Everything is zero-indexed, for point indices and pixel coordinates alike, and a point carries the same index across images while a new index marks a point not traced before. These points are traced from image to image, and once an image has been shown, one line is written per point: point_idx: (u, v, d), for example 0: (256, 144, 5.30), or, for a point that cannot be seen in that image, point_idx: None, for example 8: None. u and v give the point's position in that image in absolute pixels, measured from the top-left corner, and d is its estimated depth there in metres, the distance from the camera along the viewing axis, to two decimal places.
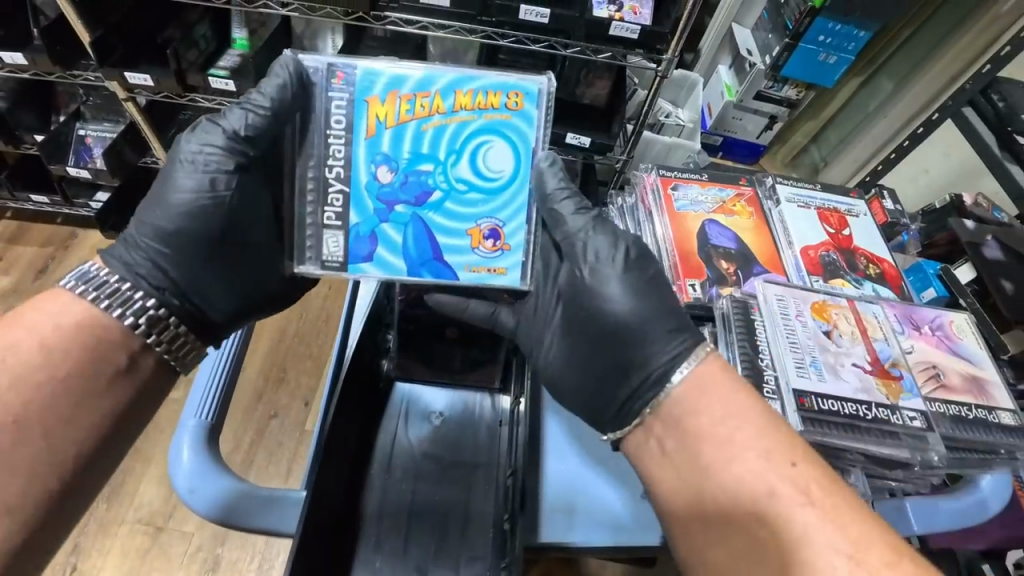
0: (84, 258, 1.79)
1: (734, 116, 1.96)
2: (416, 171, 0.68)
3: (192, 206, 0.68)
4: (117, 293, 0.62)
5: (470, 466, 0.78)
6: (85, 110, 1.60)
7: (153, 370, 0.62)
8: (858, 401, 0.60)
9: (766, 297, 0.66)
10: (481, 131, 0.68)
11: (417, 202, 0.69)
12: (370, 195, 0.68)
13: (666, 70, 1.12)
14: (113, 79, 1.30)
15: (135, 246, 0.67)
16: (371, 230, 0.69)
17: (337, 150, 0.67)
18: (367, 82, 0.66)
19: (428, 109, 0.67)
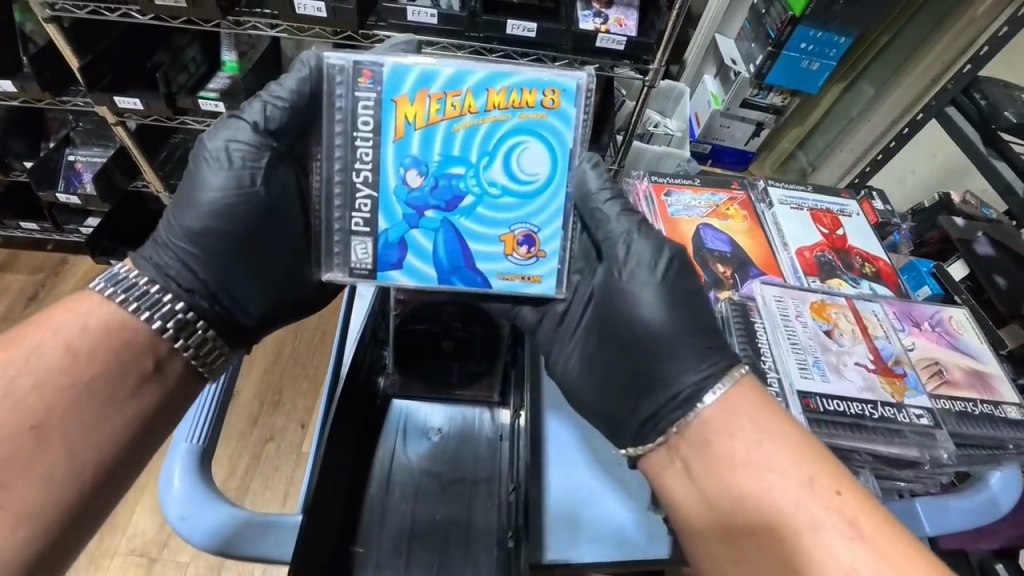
0: (75, 284, 1.78)
1: (721, 124, 1.98)
2: (446, 175, 0.66)
3: (217, 205, 0.69)
4: (146, 297, 0.63)
5: (471, 481, 0.76)
6: (75, 136, 1.60)
7: (181, 375, 0.63)
8: (863, 400, 0.59)
9: (764, 299, 0.67)
10: (515, 131, 0.65)
11: (448, 208, 0.67)
12: (399, 201, 0.66)
13: (654, 79, 1.14)
14: (102, 105, 1.29)
15: (165, 246, 0.68)
16: (399, 237, 0.68)
17: (364, 153, 0.65)
18: (396, 79, 0.63)
19: (458, 109, 0.64)
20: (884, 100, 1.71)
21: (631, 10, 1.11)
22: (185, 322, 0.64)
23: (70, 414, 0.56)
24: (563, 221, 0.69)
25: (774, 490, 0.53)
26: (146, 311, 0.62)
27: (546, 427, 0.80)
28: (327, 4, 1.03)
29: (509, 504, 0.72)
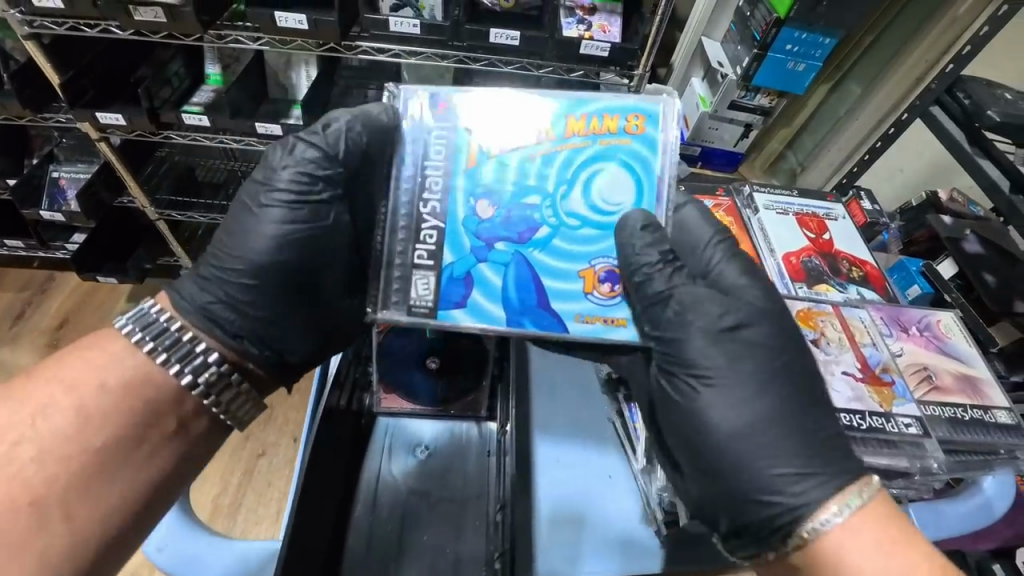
0: (62, 301, 1.75)
1: (710, 126, 1.99)
2: (520, 205, 0.66)
3: (256, 236, 0.69)
4: (178, 346, 0.64)
5: (460, 500, 0.76)
6: (58, 152, 1.58)
7: (205, 429, 0.65)
8: (852, 411, 0.60)
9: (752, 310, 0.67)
10: (595, 159, 0.67)
11: (520, 240, 0.66)
12: (467, 231, 0.66)
13: (639, 85, 1.14)
14: (84, 121, 1.28)
15: (204, 279, 0.68)
16: (466, 271, 0.66)
17: (433, 185, 0.66)
18: (470, 113, 0.67)
19: (536, 139, 0.67)
20: (871, 99, 1.71)
21: (614, 16, 1.11)
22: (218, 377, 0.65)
23: (70, 457, 0.56)
24: None
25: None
26: (169, 359, 0.62)
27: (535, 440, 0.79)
28: (309, 16, 1.02)
29: (496, 527, 0.72)
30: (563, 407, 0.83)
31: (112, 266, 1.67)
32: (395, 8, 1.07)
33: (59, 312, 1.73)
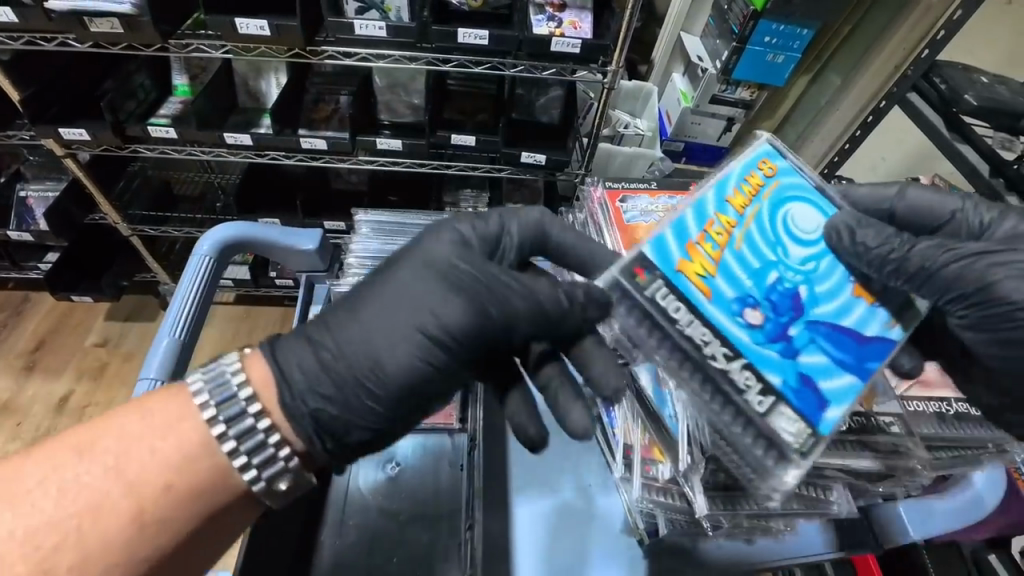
0: (37, 323, 1.71)
1: (692, 121, 1.98)
2: (770, 286, 0.55)
3: (403, 359, 0.53)
4: (249, 426, 0.50)
5: (431, 519, 0.74)
6: (26, 171, 1.54)
7: (230, 502, 0.51)
8: None
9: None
10: (775, 208, 0.58)
11: (800, 312, 0.54)
12: (764, 346, 0.53)
13: (613, 81, 1.12)
14: (48, 137, 1.24)
15: (312, 358, 0.53)
16: (798, 374, 0.53)
17: (701, 331, 0.54)
18: (662, 251, 0.56)
19: (724, 232, 0.57)
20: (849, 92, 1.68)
21: (585, 13, 1.10)
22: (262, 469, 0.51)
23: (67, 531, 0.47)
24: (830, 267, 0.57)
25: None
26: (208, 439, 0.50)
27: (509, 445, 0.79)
28: (271, 21, 0.99)
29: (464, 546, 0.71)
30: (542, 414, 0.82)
31: (87, 284, 1.62)
32: (361, 10, 1.05)
33: (35, 335, 1.68)
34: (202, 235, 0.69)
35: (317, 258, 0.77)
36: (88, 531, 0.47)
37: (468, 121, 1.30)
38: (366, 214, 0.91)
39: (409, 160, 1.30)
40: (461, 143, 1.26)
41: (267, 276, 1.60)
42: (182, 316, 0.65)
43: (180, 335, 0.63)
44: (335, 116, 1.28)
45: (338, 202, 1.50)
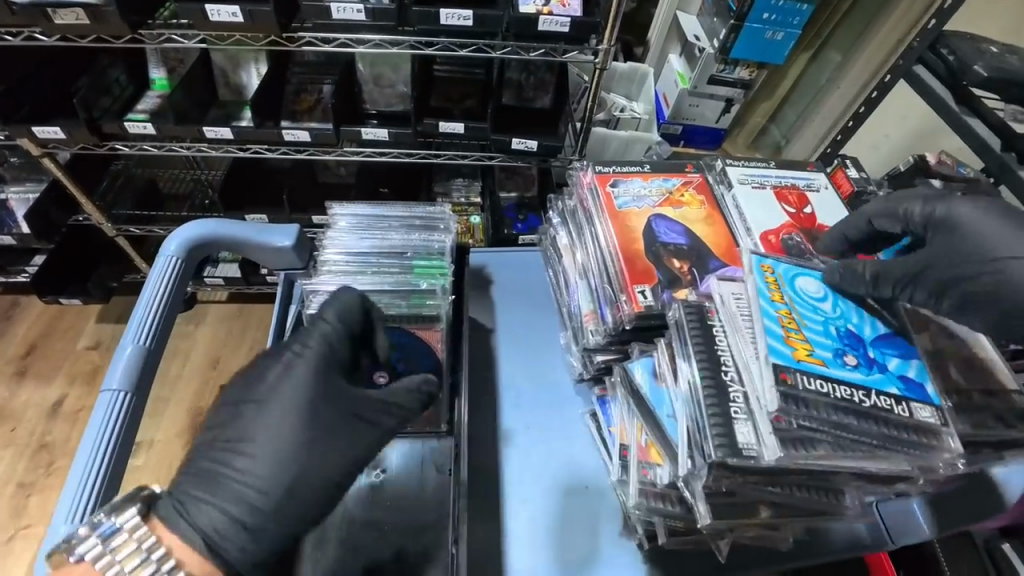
0: (27, 327, 1.68)
1: (689, 103, 1.92)
2: (832, 336, 0.58)
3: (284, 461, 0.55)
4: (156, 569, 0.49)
5: (418, 529, 0.70)
6: (6, 172, 1.50)
7: None
8: (852, 386, 0.53)
9: (722, 298, 0.59)
10: (793, 284, 0.61)
11: (854, 343, 0.58)
12: (870, 374, 0.55)
13: (606, 61, 1.07)
14: (22, 136, 1.20)
15: (220, 493, 0.54)
16: (903, 376, 0.57)
17: (819, 384, 0.52)
18: (779, 349, 0.53)
19: (790, 322, 0.56)
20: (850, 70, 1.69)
21: None
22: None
23: None
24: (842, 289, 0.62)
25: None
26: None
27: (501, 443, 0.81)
28: (242, 7, 0.94)
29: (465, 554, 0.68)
30: (531, 412, 0.85)
31: (74, 287, 1.59)
32: None
33: (25, 340, 1.66)
34: (168, 235, 0.66)
35: (295, 255, 0.73)
36: None
37: (456, 108, 1.25)
38: (342, 207, 0.86)
39: (396, 150, 1.25)
40: (450, 130, 1.21)
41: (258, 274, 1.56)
42: (148, 319, 0.61)
43: (145, 341, 0.59)
44: (319, 106, 1.23)
45: (326, 196, 1.46)
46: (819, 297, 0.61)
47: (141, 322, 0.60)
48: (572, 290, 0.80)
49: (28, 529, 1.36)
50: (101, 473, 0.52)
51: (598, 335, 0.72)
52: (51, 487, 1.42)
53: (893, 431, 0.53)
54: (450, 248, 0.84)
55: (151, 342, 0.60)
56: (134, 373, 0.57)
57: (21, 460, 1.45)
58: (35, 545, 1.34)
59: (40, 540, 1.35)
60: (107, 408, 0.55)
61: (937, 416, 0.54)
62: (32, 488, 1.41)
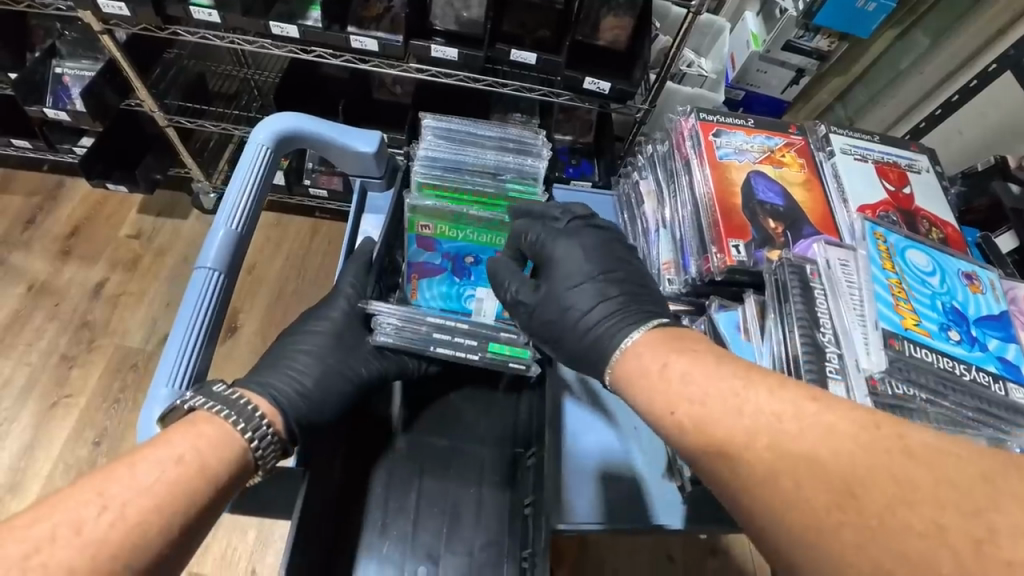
0: (72, 209, 1.71)
1: (758, 68, 1.77)
2: (938, 307, 0.59)
3: (313, 362, 0.73)
4: (239, 407, 0.61)
5: (478, 453, 0.80)
6: (60, 46, 1.49)
7: (239, 466, 0.58)
8: (955, 359, 0.56)
9: (829, 263, 0.60)
10: (905, 254, 0.62)
11: (960, 318, 0.60)
12: (972, 349, 0.58)
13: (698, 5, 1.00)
14: (86, 9, 1.16)
15: (281, 378, 0.71)
16: (1001, 358, 0.58)
17: (921, 354, 0.55)
18: (888, 317, 0.56)
19: (898, 288, 0.59)
20: (938, 56, 1.50)
21: None
22: (269, 436, 0.62)
23: (148, 520, 0.50)
24: (951, 267, 0.64)
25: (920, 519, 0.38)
26: (241, 421, 0.60)
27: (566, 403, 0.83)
28: None
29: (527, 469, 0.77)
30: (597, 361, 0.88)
31: (121, 174, 1.60)
32: None
33: (70, 221, 1.69)
34: (261, 125, 0.79)
35: (373, 161, 0.85)
36: (164, 504, 0.52)
37: (527, 37, 1.19)
38: (433, 119, 0.91)
39: (462, 73, 1.22)
40: (520, 60, 1.16)
41: (301, 184, 1.54)
42: (238, 209, 0.75)
43: (236, 228, 0.74)
44: (387, 16, 1.20)
45: (380, 114, 1.44)
46: (928, 271, 0.62)
47: (232, 211, 0.75)
48: (649, 238, 0.80)
49: (70, 399, 1.44)
50: (196, 347, 0.68)
51: (676, 285, 0.72)
52: (92, 364, 1.49)
53: (985, 408, 0.55)
54: (541, 172, 0.88)
55: (240, 228, 0.74)
56: (224, 256, 0.72)
57: (66, 334, 1.52)
58: (77, 414, 1.42)
59: (80, 412, 1.43)
60: (204, 283, 0.71)
61: None
62: (74, 361, 1.49)
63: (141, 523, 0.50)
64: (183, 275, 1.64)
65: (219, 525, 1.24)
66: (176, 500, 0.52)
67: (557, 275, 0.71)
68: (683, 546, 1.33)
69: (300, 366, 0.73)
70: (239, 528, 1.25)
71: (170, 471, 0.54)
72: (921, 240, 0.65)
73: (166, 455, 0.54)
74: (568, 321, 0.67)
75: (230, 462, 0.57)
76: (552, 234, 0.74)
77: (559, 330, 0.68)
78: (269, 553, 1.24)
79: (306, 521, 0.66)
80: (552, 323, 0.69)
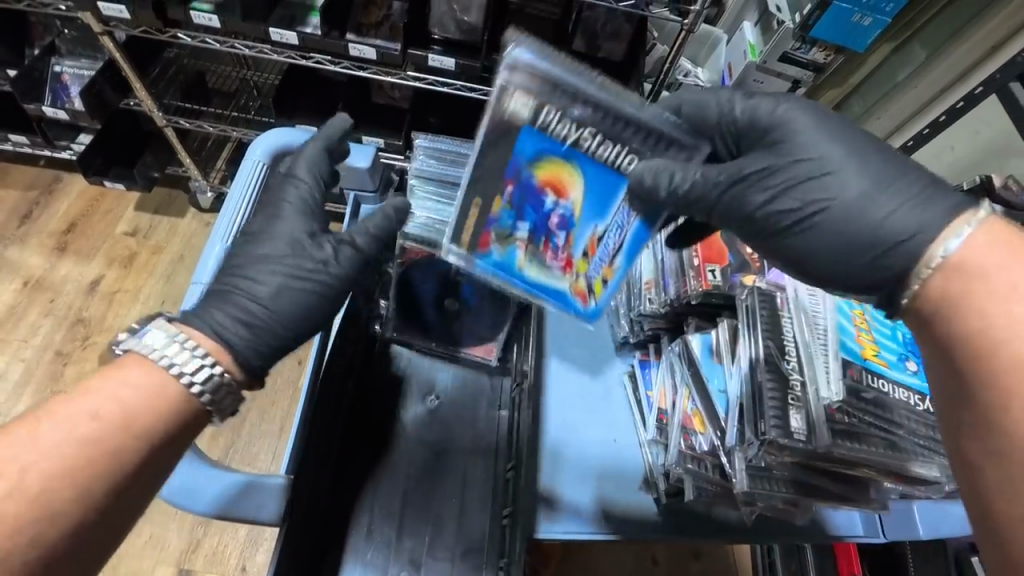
0: (69, 204, 1.72)
1: (756, 78, 1.73)
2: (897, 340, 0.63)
3: (268, 282, 0.65)
4: (176, 348, 0.56)
5: (469, 452, 0.83)
6: (61, 44, 1.50)
7: (177, 415, 0.55)
8: (908, 388, 0.60)
9: (796, 290, 0.64)
10: None
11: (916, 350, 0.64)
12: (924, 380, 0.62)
13: (693, 23, 1.06)
14: (87, 11, 1.17)
15: (232, 302, 0.63)
16: None
17: (879, 383, 0.58)
18: (850, 347, 0.59)
19: (860, 319, 0.63)
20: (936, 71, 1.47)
21: None
22: (216, 380, 0.56)
23: None
24: None
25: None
26: (179, 363, 0.55)
27: (548, 412, 0.83)
28: None
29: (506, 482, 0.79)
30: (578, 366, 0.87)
31: (119, 171, 1.61)
32: None
33: (66, 216, 1.70)
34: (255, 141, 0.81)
35: (368, 175, 0.87)
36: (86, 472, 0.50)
37: None
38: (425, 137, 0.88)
39: (459, 81, 1.24)
40: None
41: None
42: (234, 224, 0.76)
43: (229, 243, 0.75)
44: (386, 23, 1.21)
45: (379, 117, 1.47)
46: None
47: (228, 224, 0.76)
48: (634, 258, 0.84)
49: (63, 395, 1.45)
50: None
51: (655, 303, 0.77)
52: (85, 360, 1.49)
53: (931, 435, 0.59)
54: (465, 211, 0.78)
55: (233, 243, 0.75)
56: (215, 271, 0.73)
57: (61, 329, 1.53)
58: None
59: None
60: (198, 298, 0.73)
61: None
62: (69, 358, 1.50)
63: (69, 470, 0.49)
64: (179, 272, 1.65)
65: (211, 523, 1.27)
66: (98, 453, 0.50)
67: (800, 146, 0.56)
68: (667, 551, 1.35)
69: (259, 286, 0.64)
70: (231, 527, 1.27)
71: (86, 425, 0.50)
72: None
73: (87, 402, 0.51)
74: (858, 211, 0.54)
75: (169, 415, 0.54)
76: (760, 95, 0.60)
77: (841, 222, 0.54)
78: (259, 552, 1.25)
79: (292, 535, 0.66)
80: (824, 203, 0.55)
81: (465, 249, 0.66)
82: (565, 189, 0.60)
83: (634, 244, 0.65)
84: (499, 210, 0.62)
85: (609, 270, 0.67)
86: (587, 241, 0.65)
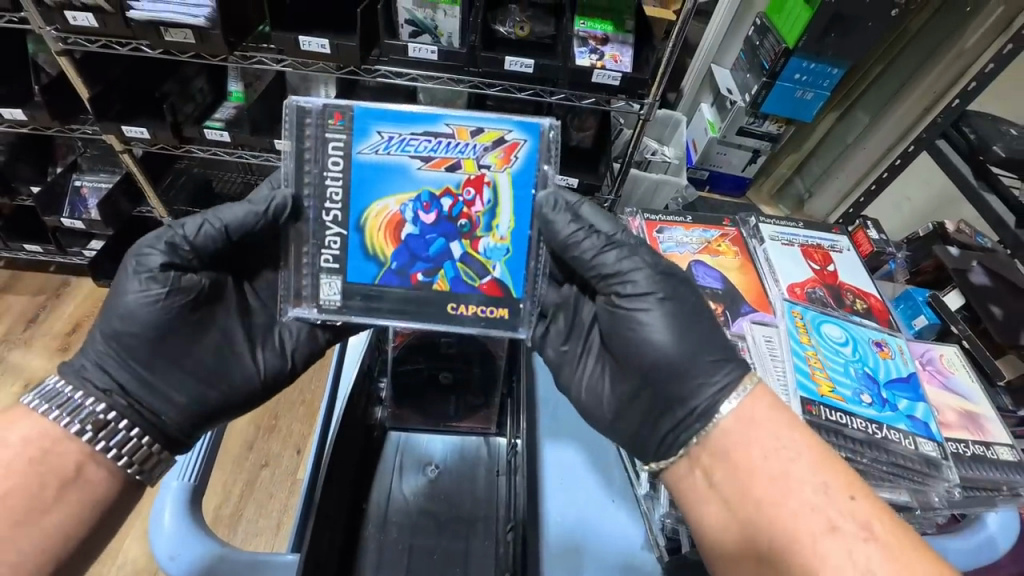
0: (74, 307, 1.76)
1: (718, 150, 1.89)
2: (853, 376, 0.66)
3: (127, 322, 0.64)
4: (86, 413, 0.60)
5: (469, 520, 0.79)
6: (82, 162, 1.64)
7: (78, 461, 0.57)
8: (870, 420, 0.62)
9: (754, 339, 0.69)
10: (820, 327, 0.71)
11: (874, 382, 0.66)
12: (887, 411, 0.64)
13: (649, 111, 1.22)
14: (111, 134, 1.30)
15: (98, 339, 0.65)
16: (912, 417, 0.65)
17: (837, 418, 0.61)
18: (804, 386, 0.63)
19: (814, 358, 0.67)
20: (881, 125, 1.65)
21: (626, 46, 1.20)
22: (146, 451, 0.61)
23: None
24: (867, 338, 0.71)
25: (794, 501, 0.51)
26: (89, 429, 0.59)
27: (542, 476, 0.80)
28: (331, 41, 1.12)
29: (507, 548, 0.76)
30: (569, 427, 0.85)
31: None
32: (414, 34, 1.16)
33: (72, 317, 1.74)
34: None
35: None
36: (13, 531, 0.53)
37: None
38: None
39: None
40: None
41: None
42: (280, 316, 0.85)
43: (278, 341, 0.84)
44: None
45: None
46: (841, 342, 0.70)
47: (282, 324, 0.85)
48: None
49: None
50: (203, 451, 0.70)
51: None
52: None
53: (894, 461, 0.62)
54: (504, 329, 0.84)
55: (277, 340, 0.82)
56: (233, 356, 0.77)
57: None
58: None
59: None
60: None
61: (937, 450, 0.62)
62: None
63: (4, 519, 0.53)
64: None
65: None
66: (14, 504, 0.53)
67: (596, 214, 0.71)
68: None
69: (126, 316, 0.64)
70: None
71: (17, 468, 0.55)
72: (834, 313, 0.73)
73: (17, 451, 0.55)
74: (670, 345, 0.63)
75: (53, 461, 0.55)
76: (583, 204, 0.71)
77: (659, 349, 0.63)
78: None
79: None
80: (641, 315, 0.64)
81: (508, 313, 0.69)
82: (393, 217, 0.67)
83: (400, 125, 0.65)
84: (449, 284, 0.68)
85: (456, 133, 0.66)
86: (446, 167, 0.66)
